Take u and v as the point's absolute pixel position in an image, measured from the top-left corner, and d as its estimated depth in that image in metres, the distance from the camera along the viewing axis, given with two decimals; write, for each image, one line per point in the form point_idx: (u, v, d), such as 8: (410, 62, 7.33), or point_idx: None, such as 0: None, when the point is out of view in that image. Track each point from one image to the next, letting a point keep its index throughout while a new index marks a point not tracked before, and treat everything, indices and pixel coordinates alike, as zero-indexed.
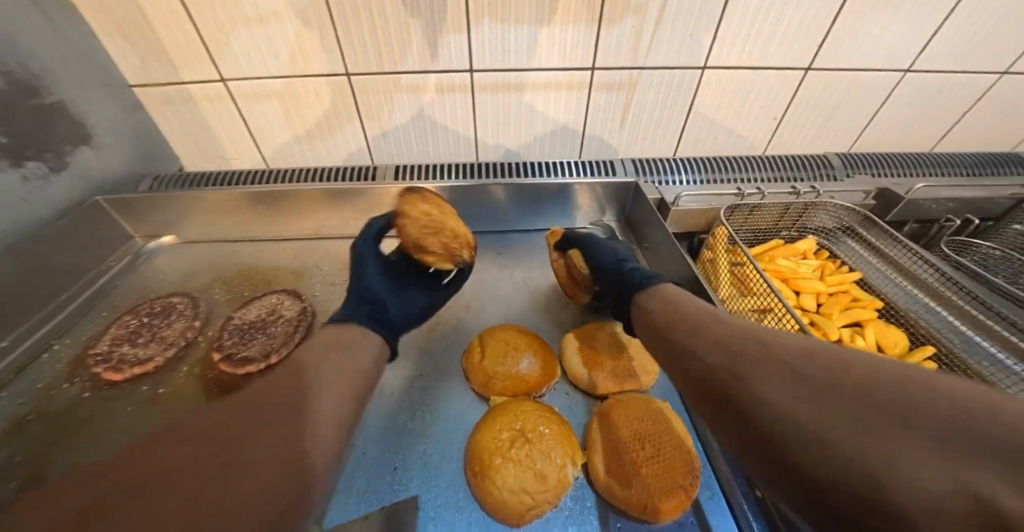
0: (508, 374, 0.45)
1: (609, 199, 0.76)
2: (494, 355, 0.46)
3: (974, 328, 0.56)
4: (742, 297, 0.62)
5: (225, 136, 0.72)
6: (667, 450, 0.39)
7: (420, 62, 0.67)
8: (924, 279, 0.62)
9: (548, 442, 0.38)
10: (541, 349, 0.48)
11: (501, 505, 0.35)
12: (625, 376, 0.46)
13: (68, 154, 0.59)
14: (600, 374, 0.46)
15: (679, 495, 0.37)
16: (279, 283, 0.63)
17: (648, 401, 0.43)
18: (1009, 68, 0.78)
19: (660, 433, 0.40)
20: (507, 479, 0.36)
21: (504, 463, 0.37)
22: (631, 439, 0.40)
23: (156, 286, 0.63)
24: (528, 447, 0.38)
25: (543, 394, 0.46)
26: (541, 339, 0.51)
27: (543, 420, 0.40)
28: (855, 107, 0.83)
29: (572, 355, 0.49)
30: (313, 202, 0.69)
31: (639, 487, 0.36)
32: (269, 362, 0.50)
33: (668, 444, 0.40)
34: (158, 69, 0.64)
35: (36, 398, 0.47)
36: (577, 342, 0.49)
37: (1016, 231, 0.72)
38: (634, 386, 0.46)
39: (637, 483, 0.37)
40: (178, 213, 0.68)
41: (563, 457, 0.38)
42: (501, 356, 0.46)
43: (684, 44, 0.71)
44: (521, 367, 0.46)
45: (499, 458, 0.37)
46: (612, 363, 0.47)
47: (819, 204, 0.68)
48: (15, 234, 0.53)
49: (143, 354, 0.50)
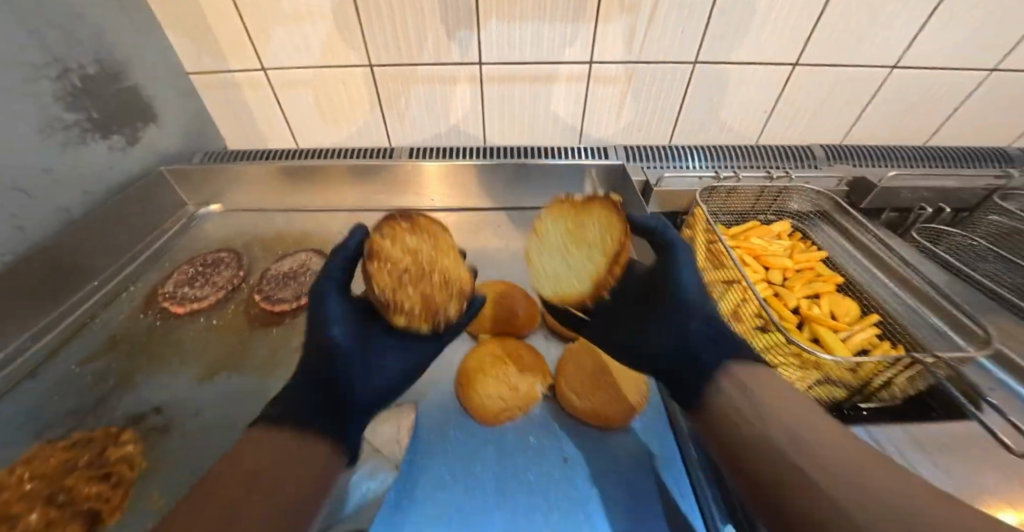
0: (495, 317, 0.55)
1: (602, 181, 0.83)
2: (485, 301, 0.56)
3: (916, 296, 0.60)
4: (713, 269, 0.68)
5: (264, 119, 0.83)
6: (620, 377, 0.50)
7: (434, 55, 0.76)
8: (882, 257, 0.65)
9: (522, 363, 0.49)
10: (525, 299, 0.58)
11: (482, 406, 0.46)
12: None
13: (139, 130, 0.71)
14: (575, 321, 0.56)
15: (624, 407, 0.47)
16: (307, 246, 0.73)
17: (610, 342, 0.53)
18: (999, 64, 0.81)
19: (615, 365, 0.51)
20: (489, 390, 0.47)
21: (485, 376, 0.48)
22: (591, 367, 0.50)
23: (207, 244, 0.74)
24: (507, 370, 0.48)
25: (525, 336, 0.56)
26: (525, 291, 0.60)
27: (519, 349, 0.51)
28: (843, 101, 0.87)
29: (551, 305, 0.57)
30: (338, 177, 0.79)
31: (594, 400, 0.47)
32: (300, 304, 0.60)
33: (621, 373, 0.50)
34: (211, 60, 0.75)
35: (118, 324, 0.59)
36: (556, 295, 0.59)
37: (991, 221, 0.76)
38: None
39: (590, 398, 0.47)
40: (225, 184, 0.79)
41: (535, 376, 0.49)
42: (491, 302, 0.56)
43: (675, 40, 0.77)
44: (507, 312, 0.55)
45: (481, 373, 0.48)
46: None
47: (792, 188, 0.75)
48: (101, 193, 0.65)
49: (200, 293, 0.61)
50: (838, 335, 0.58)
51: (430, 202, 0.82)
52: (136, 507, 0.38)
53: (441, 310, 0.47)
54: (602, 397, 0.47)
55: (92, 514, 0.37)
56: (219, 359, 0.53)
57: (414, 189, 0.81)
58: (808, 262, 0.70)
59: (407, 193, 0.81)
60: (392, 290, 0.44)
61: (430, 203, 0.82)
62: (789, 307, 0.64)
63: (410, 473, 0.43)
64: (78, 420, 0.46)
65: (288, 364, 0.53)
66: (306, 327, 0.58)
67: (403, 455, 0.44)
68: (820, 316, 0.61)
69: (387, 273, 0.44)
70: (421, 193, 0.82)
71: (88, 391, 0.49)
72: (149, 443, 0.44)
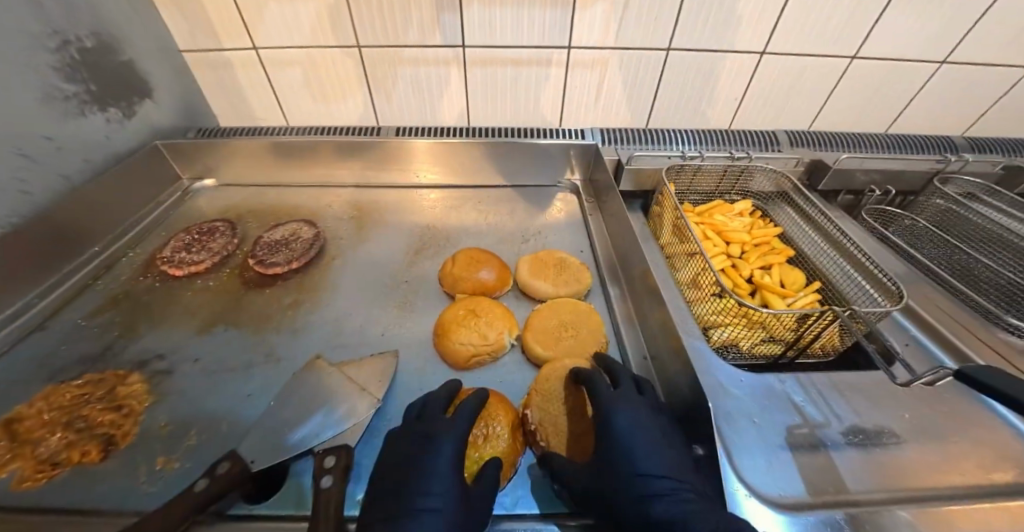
0: (471, 280, 0.60)
1: (578, 161, 0.87)
2: (462, 267, 0.62)
3: (849, 261, 0.65)
4: (678, 243, 0.73)
5: (255, 97, 0.86)
6: (585, 333, 0.55)
7: (420, 37, 0.79)
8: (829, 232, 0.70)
9: (494, 317, 0.54)
10: (498, 266, 0.63)
11: (455, 352, 0.52)
12: (564, 285, 0.62)
13: (135, 105, 0.75)
14: (544, 284, 0.62)
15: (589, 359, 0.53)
16: (298, 217, 0.78)
17: (576, 303, 0.59)
18: (947, 57, 0.87)
19: (580, 322, 0.56)
20: (466, 335, 0.52)
21: (459, 327, 0.53)
22: (558, 326, 0.55)
23: (201, 215, 0.78)
24: (481, 316, 0.54)
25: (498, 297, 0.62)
26: (499, 259, 0.65)
27: (491, 305, 0.56)
28: (807, 89, 0.93)
29: (526, 271, 0.64)
30: (328, 154, 0.83)
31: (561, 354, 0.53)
32: (292, 267, 0.65)
33: (587, 329, 0.56)
34: (204, 38, 0.78)
35: (118, 285, 0.62)
36: (528, 262, 0.65)
37: (937, 205, 0.83)
38: (569, 291, 0.62)
39: (557, 352, 0.53)
40: (219, 159, 0.83)
41: (503, 326, 0.54)
42: (467, 268, 0.62)
43: (649, 28, 0.81)
44: (481, 276, 0.61)
45: (456, 324, 0.53)
46: (555, 276, 0.63)
47: (753, 168, 0.79)
48: (100, 163, 0.69)
49: (197, 258, 0.65)
50: (784, 301, 0.65)
51: (416, 178, 0.87)
52: (145, 434, 0.43)
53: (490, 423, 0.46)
54: (568, 351, 0.53)
55: (105, 438, 0.42)
56: (216, 315, 0.58)
57: (401, 166, 0.85)
58: (764, 238, 0.75)
59: (394, 169, 0.86)
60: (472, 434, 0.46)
61: (415, 179, 0.87)
62: (743, 277, 0.69)
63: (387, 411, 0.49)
64: (86, 365, 0.51)
65: (281, 320, 0.57)
66: (297, 289, 0.62)
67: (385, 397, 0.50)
68: (770, 284, 0.67)
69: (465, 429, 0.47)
70: (407, 169, 0.86)
71: (94, 341, 0.54)
72: (153, 383, 0.48)
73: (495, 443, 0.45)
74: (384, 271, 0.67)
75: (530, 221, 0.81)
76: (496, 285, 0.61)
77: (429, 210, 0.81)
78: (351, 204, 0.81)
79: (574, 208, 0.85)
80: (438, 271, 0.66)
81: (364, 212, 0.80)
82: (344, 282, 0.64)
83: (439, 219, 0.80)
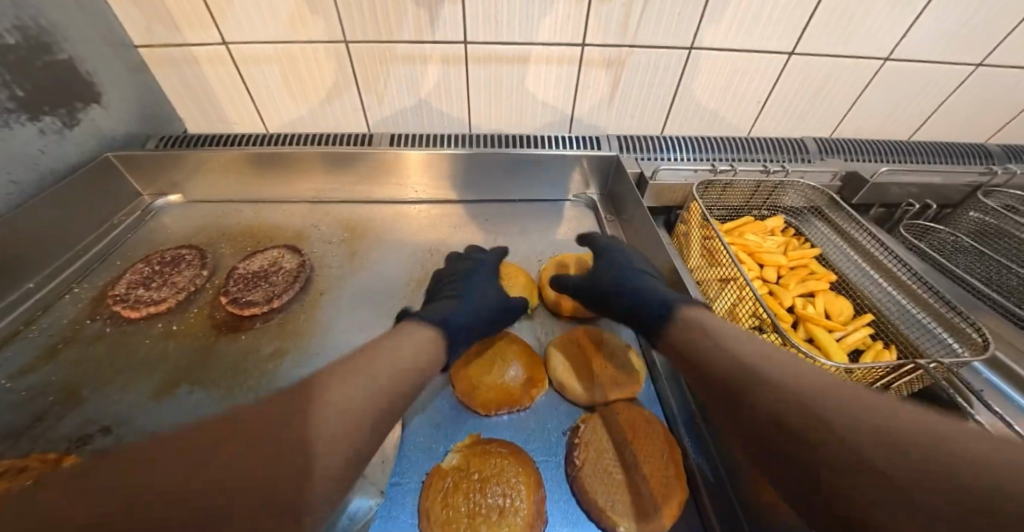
0: (494, 384, 0.49)
1: (593, 173, 0.79)
2: (484, 371, 0.50)
3: (914, 301, 0.59)
4: (708, 267, 0.64)
5: (226, 99, 0.75)
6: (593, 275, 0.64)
7: (415, 32, 0.69)
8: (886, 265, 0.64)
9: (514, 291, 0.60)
10: (527, 358, 0.52)
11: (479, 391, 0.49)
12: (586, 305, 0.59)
13: (79, 111, 0.64)
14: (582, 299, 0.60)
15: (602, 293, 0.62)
16: (280, 240, 0.68)
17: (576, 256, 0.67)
18: (985, 59, 0.80)
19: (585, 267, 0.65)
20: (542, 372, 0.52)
21: (496, 364, 0.50)
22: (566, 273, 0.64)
23: (164, 239, 0.68)
24: (493, 358, 0.51)
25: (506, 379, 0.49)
26: (525, 357, 0.52)
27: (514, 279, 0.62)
28: (836, 92, 0.84)
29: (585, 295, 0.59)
30: (311, 166, 0.73)
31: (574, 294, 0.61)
32: (271, 307, 0.57)
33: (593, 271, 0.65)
34: (162, 29, 0.66)
35: (59, 332, 0.53)
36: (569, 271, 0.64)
37: (972, 218, 0.77)
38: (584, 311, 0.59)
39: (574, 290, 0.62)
40: (184, 173, 0.72)
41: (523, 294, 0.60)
42: (490, 369, 0.50)
43: (673, 24, 0.72)
44: (507, 378, 0.49)
45: (493, 361, 0.51)
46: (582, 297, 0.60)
47: (788, 183, 0.72)
48: (34, 184, 0.58)
49: (158, 296, 0.56)
50: (833, 336, 0.58)
51: (413, 192, 0.77)
52: None
53: (501, 490, 0.39)
54: None
55: None
56: (180, 370, 0.50)
57: (396, 179, 0.76)
58: (801, 260, 0.68)
59: (389, 183, 0.76)
60: (480, 500, 0.39)
61: (413, 193, 0.77)
62: (784, 306, 0.63)
63: (395, 495, 0.41)
64: (12, 442, 0.42)
65: (261, 371, 0.50)
66: (280, 334, 0.54)
67: (387, 476, 0.42)
68: (815, 316, 0.60)
69: (476, 489, 0.40)
70: (403, 183, 0.76)
71: (26, 408, 0.45)
72: None
73: (511, 519, 0.38)
74: (383, 312, 0.58)
75: (542, 241, 0.73)
76: (474, 373, 0.50)
77: (430, 229, 0.73)
78: (343, 223, 0.72)
79: (590, 224, 0.77)
80: (486, 378, 0.49)
81: (356, 232, 0.70)
82: (337, 322, 0.56)
83: (441, 239, 0.71)
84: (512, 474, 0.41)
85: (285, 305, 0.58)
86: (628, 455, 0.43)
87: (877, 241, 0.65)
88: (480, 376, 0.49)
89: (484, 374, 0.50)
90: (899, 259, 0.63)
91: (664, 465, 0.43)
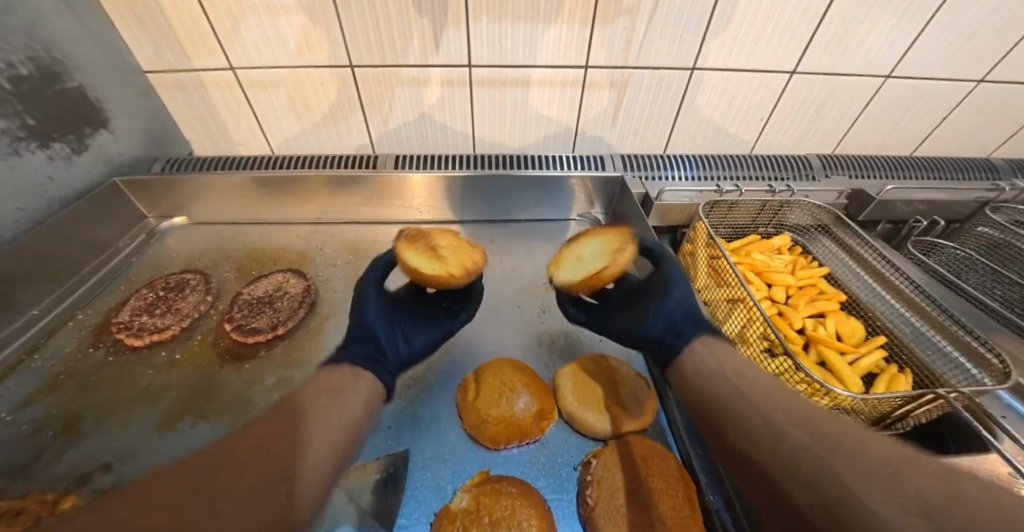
0: (502, 417, 0.47)
1: (597, 192, 0.79)
2: (491, 402, 0.49)
3: (931, 325, 0.57)
4: (716, 288, 0.64)
5: (232, 122, 0.76)
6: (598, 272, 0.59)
7: (420, 56, 0.70)
8: (898, 286, 0.63)
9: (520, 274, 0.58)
10: (536, 388, 0.51)
11: (487, 423, 0.47)
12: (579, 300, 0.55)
13: (88, 137, 0.64)
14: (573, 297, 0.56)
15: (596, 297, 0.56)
16: (284, 263, 0.68)
17: None
18: (986, 76, 0.80)
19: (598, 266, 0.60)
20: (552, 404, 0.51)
21: (502, 395, 0.49)
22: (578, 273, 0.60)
23: (168, 263, 0.68)
24: (500, 389, 0.50)
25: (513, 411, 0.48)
26: (533, 386, 0.51)
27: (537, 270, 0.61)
28: (838, 110, 0.85)
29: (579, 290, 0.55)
30: (316, 188, 0.73)
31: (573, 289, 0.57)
32: (275, 333, 0.56)
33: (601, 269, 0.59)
34: (171, 56, 0.67)
35: (62, 361, 0.53)
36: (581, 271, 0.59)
37: (980, 233, 0.76)
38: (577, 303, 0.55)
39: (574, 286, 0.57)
40: (189, 197, 0.73)
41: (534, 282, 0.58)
42: (496, 400, 0.49)
43: (675, 46, 0.73)
44: (514, 410, 0.48)
45: (499, 391, 0.50)
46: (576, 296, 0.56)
47: (793, 202, 0.72)
48: (41, 210, 0.59)
49: (161, 323, 0.56)
50: (845, 359, 0.57)
51: (418, 213, 0.77)
52: None
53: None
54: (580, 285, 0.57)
55: None
56: (183, 400, 0.49)
57: (400, 200, 0.76)
58: (810, 279, 0.68)
59: (393, 204, 0.76)
60: None
61: (418, 213, 0.77)
62: (794, 328, 0.62)
63: None
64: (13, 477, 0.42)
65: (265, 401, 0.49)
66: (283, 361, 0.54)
67: (394, 518, 0.41)
68: (826, 337, 0.59)
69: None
70: (407, 204, 0.76)
71: (28, 441, 0.45)
72: None
73: None
74: None
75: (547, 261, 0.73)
76: (481, 405, 0.48)
77: None
78: (347, 245, 0.72)
79: None
80: (494, 410, 0.48)
81: (360, 254, 0.70)
82: None
83: None
84: (523, 519, 0.39)
85: (288, 332, 0.57)
86: (641, 495, 0.42)
87: (886, 260, 0.65)
88: (487, 407, 0.48)
89: (490, 405, 0.48)
90: (910, 280, 0.62)
91: (679, 504, 0.42)
